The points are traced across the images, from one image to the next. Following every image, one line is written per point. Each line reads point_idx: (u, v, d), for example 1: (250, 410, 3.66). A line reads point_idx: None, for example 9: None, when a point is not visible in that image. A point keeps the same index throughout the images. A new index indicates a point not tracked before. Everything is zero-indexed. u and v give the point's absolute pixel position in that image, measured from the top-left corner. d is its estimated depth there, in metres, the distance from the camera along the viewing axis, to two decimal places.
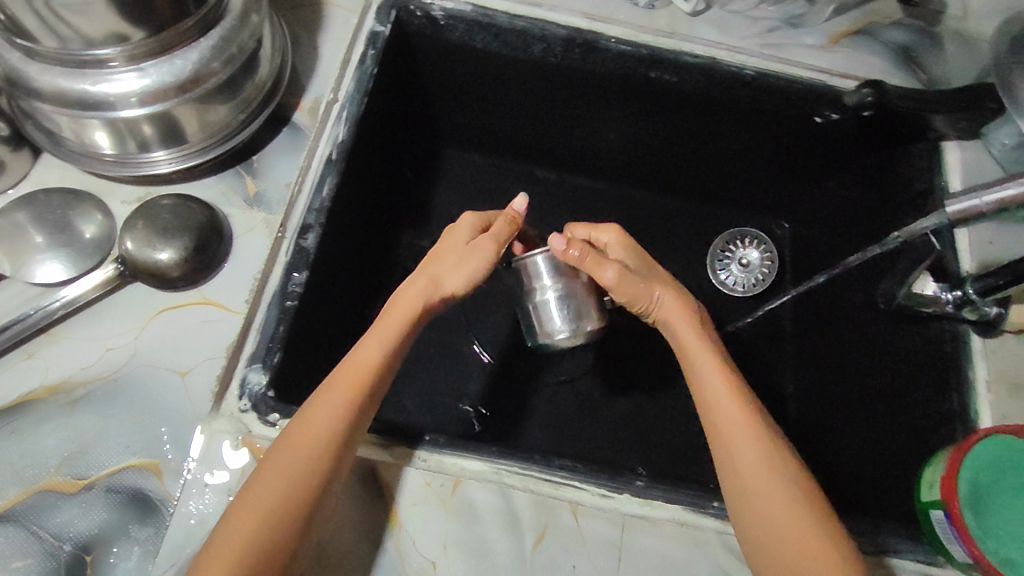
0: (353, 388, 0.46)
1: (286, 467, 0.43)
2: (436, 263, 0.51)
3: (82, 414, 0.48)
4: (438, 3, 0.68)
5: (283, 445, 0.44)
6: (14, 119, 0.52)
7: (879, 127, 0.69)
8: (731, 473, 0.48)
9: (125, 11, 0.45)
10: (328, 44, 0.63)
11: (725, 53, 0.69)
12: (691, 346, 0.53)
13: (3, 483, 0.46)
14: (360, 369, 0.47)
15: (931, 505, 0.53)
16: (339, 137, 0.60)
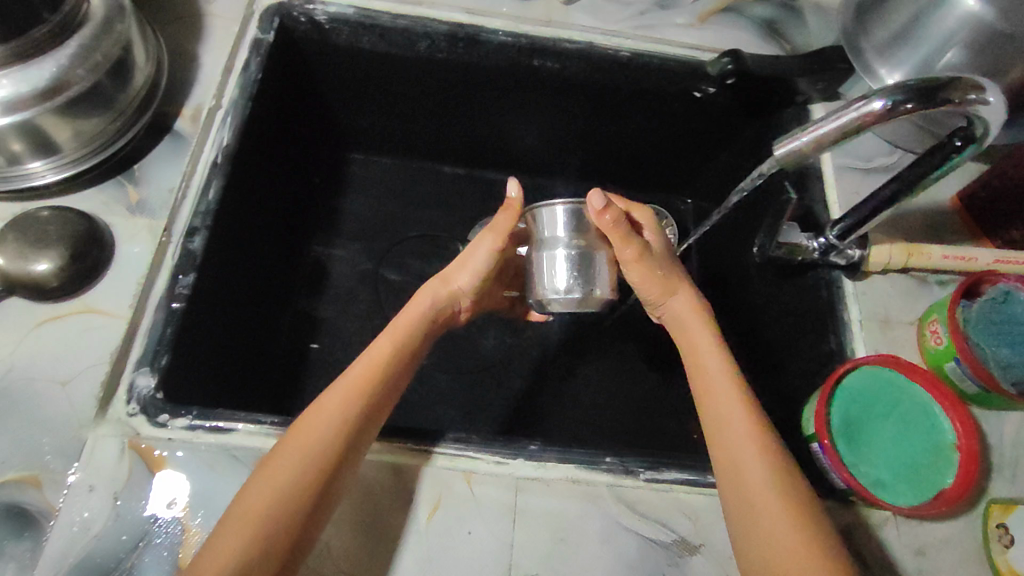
0: (371, 381, 0.50)
1: (306, 441, 0.45)
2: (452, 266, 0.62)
3: None
4: (321, 7, 0.69)
5: (302, 425, 0.46)
6: None
7: (750, 97, 0.73)
8: (715, 414, 0.52)
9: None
10: (209, 50, 0.65)
11: (602, 37, 0.72)
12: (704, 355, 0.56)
13: None
14: (378, 362, 0.52)
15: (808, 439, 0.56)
16: (225, 141, 0.61)
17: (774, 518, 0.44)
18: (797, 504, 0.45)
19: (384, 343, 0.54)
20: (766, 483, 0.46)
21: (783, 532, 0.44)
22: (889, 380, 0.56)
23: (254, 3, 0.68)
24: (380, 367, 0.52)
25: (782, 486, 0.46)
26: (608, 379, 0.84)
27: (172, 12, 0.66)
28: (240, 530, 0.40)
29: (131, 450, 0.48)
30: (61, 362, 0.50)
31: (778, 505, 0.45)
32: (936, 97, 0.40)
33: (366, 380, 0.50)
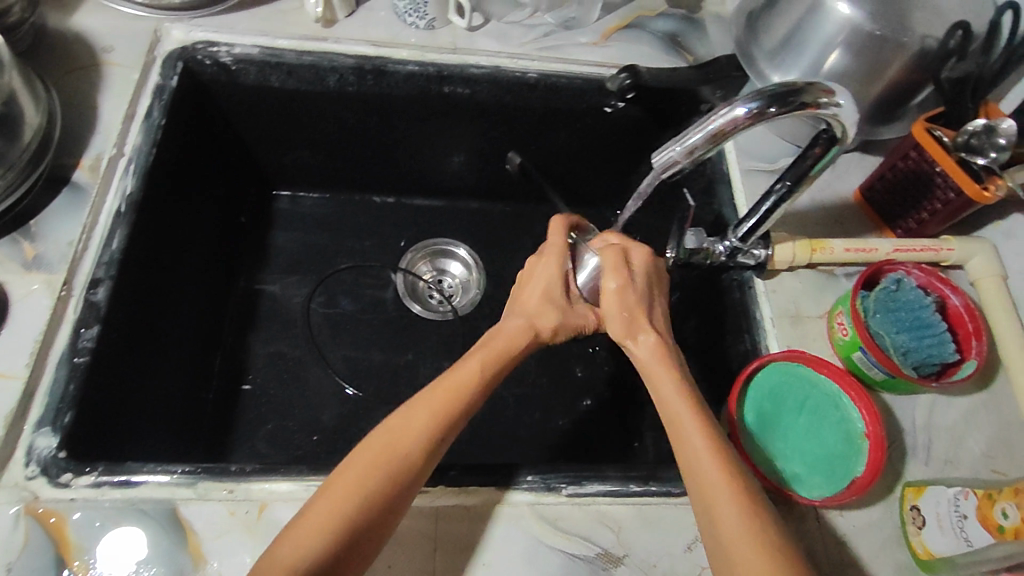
0: (453, 403, 0.48)
1: (385, 450, 0.44)
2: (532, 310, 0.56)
3: None
4: (226, 49, 0.69)
5: (383, 433, 0.45)
6: None
7: (656, 108, 0.75)
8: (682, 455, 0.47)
9: None
10: (108, 99, 0.64)
11: (507, 60, 0.74)
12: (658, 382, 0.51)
13: None
14: (465, 383, 0.49)
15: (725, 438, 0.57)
16: (128, 190, 0.60)
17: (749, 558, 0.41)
18: (771, 539, 0.42)
19: (477, 363, 0.50)
20: (738, 524, 0.42)
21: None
22: (798, 374, 0.57)
23: (156, 50, 0.68)
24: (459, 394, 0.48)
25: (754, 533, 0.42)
26: (572, 401, 0.77)
27: (70, 64, 0.66)
28: (313, 537, 0.41)
29: (28, 515, 0.47)
30: None
31: (751, 546, 0.41)
32: (794, 100, 0.43)
33: (450, 398, 0.48)
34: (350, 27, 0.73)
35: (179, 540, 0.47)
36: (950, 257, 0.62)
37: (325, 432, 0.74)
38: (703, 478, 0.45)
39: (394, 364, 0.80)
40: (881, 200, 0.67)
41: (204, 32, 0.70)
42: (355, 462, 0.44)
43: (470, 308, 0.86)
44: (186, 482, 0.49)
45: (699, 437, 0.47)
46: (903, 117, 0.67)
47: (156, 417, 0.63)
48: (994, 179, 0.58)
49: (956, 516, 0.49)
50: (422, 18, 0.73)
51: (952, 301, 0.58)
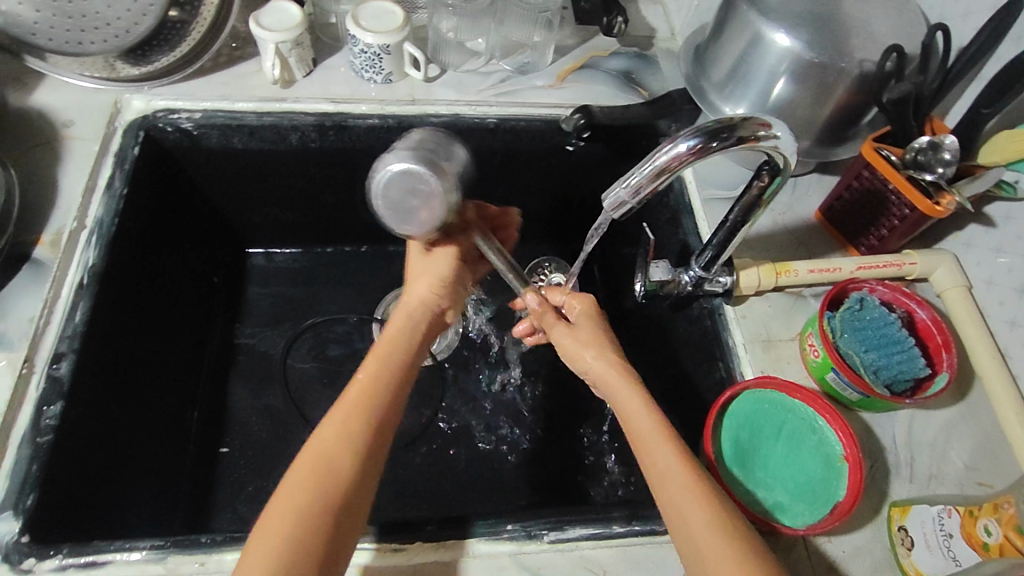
0: (337, 440, 0.45)
1: (313, 479, 0.43)
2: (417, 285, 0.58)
3: None
4: (186, 115, 0.70)
5: (284, 494, 0.43)
6: None
7: (616, 145, 0.76)
8: (676, 506, 0.44)
9: None
10: (69, 173, 0.65)
11: (466, 108, 0.75)
12: (644, 442, 0.47)
13: None
14: (343, 421, 0.46)
15: (730, 463, 0.54)
16: (90, 262, 0.59)
17: (698, 511, 0.43)
18: None
19: (354, 390, 0.48)
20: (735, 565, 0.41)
21: (707, 531, 0.42)
22: (773, 400, 0.56)
23: (117, 121, 0.69)
24: (349, 425, 0.46)
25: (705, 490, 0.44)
26: (555, 441, 0.76)
27: (30, 141, 0.66)
28: None
29: None
30: None
31: None
32: (731, 134, 0.44)
33: (333, 437, 0.45)
34: (311, 86, 0.75)
35: None
36: (914, 270, 0.63)
37: None
38: (653, 456, 0.46)
39: None
40: (840, 219, 0.68)
41: (165, 100, 0.71)
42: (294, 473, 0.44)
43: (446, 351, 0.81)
44: (155, 557, 0.46)
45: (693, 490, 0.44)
46: (853, 139, 0.69)
47: (129, 493, 0.61)
48: (944, 195, 0.59)
49: (943, 535, 0.48)
50: (379, 73, 0.75)
51: (920, 315, 0.58)
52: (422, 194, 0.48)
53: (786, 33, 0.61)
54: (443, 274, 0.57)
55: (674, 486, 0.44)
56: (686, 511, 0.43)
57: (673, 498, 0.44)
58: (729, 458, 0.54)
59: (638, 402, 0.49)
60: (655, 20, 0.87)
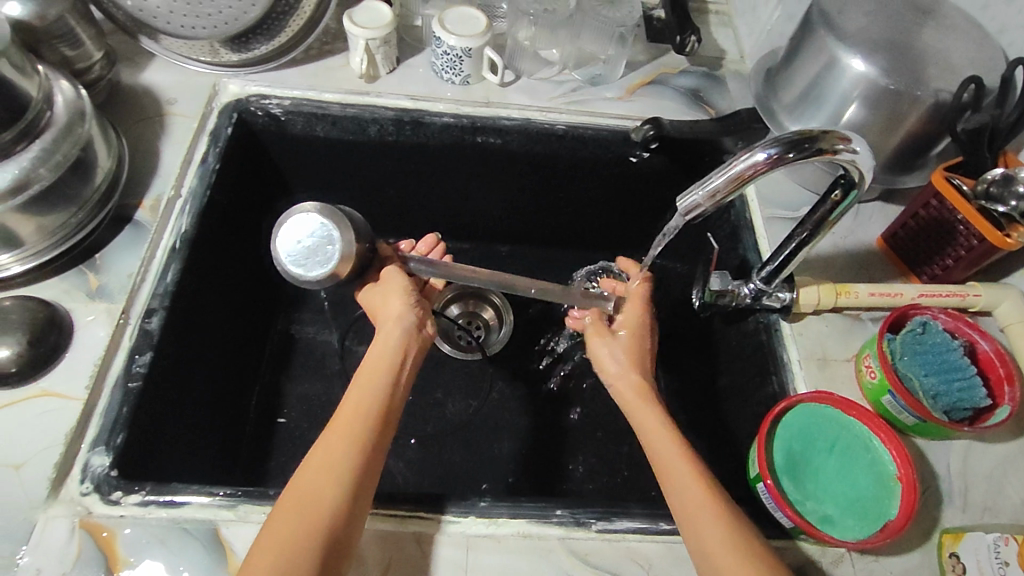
0: (343, 441, 0.49)
1: (324, 472, 0.46)
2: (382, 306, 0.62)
3: None
4: (276, 101, 0.75)
5: (292, 493, 0.46)
6: None
7: (681, 159, 0.78)
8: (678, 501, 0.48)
9: None
10: (169, 146, 0.70)
11: (537, 113, 0.78)
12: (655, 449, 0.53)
13: None
14: (345, 426, 0.50)
15: (781, 472, 0.54)
16: (182, 228, 0.64)
17: (710, 525, 0.46)
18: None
19: (355, 398, 0.52)
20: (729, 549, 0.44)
21: (717, 536, 0.45)
22: (828, 417, 0.56)
23: (214, 102, 0.74)
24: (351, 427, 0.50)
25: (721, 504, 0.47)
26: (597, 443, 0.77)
27: (137, 115, 0.72)
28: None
29: (83, 529, 0.47)
30: (10, 446, 0.50)
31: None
32: (809, 147, 0.46)
33: (338, 438, 0.49)
34: (393, 83, 0.79)
35: (218, 563, 0.47)
36: (978, 302, 0.63)
37: None
38: (671, 471, 0.50)
39: (429, 400, 0.80)
40: (904, 247, 0.69)
41: (258, 87, 0.76)
42: (304, 474, 0.47)
43: (500, 345, 0.85)
44: (227, 503, 0.49)
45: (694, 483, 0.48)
46: (922, 168, 0.69)
47: (200, 450, 0.64)
48: (1017, 227, 0.59)
49: (998, 562, 0.48)
50: (458, 74, 0.78)
51: (982, 346, 0.58)
52: (330, 237, 0.55)
53: (862, 59, 0.62)
54: (402, 284, 0.62)
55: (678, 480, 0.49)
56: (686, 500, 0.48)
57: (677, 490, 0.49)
58: (780, 467, 0.54)
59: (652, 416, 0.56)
60: (725, 42, 0.89)
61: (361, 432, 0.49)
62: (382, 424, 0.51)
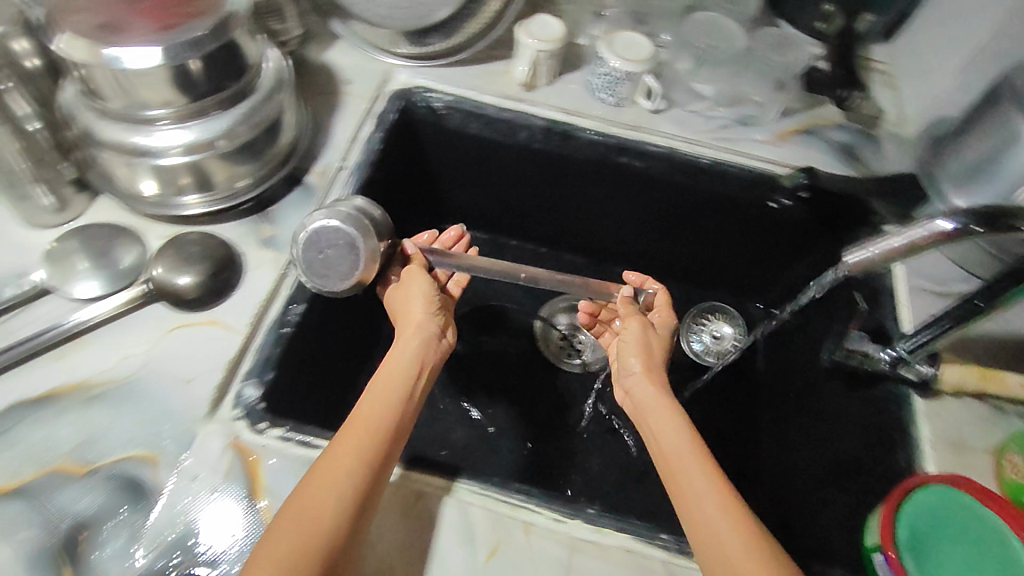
0: (353, 450, 0.47)
1: (331, 479, 0.45)
2: (411, 310, 0.62)
3: (96, 410, 0.53)
4: (439, 96, 0.80)
5: (297, 501, 0.44)
6: (80, 167, 0.63)
7: (826, 210, 0.75)
8: (693, 510, 0.46)
9: (193, 81, 0.57)
10: (341, 120, 0.76)
11: (684, 144, 0.79)
12: (671, 451, 0.51)
13: (20, 464, 0.50)
14: (356, 434, 0.48)
15: (904, 548, 0.52)
16: (345, 198, 0.69)
17: (729, 526, 0.44)
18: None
19: (366, 408, 0.51)
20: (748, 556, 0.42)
21: (742, 552, 0.42)
22: (965, 503, 0.52)
23: (383, 88, 0.80)
24: (364, 435, 0.48)
25: (732, 498, 0.46)
26: None
27: (317, 89, 0.78)
28: None
29: (233, 449, 0.52)
30: (182, 363, 0.56)
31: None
32: (1000, 225, 0.44)
33: (347, 448, 0.47)
34: (548, 93, 0.81)
35: None
36: None
37: (454, 449, 0.77)
38: (686, 486, 0.48)
39: (527, 402, 0.82)
40: None
41: (424, 80, 0.81)
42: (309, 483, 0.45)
43: (602, 362, 0.86)
44: None
45: (708, 484, 0.47)
46: None
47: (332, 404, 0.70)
48: None
49: None
50: (612, 95, 0.80)
51: None
52: (354, 247, 0.57)
53: None
54: (425, 289, 0.63)
55: (691, 483, 0.48)
56: (700, 509, 0.46)
57: (693, 496, 0.47)
58: (904, 544, 0.52)
59: (677, 420, 0.54)
60: (889, 102, 0.86)
61: (372, 443, 0.48)
62: (391, 439, 0.50)
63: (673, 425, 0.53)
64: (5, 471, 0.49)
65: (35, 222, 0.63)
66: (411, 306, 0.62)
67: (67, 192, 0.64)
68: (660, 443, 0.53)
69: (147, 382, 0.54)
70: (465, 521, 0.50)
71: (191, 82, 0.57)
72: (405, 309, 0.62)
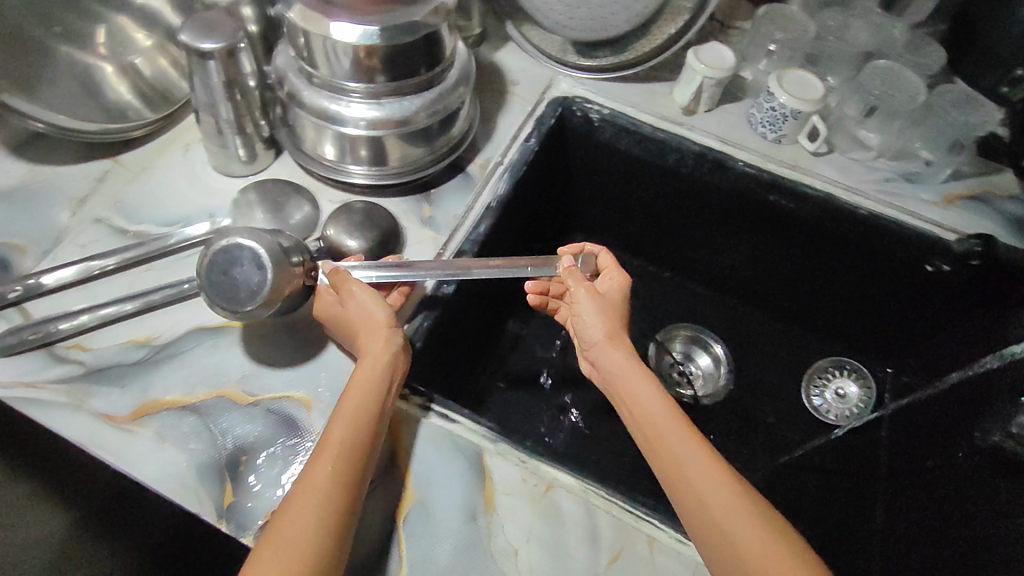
0: (326, 483, 0.44)
1: (309, 510, 0.43)
2: (365, 324, 0.54)
3: (264, 347, 0.57)
4: (598, 107, 0.81)
5: (275, 539, 0.42)
6: (275, 127, 0.69)
7: (996, 279, 0.69)
8: (683, 486, 0.48)
9: (396, 63, 0.61)
10: (505, 119, 0.79)
11: (841, 191, 0.76)
12: (653, 425, 0.52)
13: (195, 382, 0.55)
14: (325, 462, 0.45)
15: None
16: (500, 192, 0.72)
17: (717, 492, 0.46)
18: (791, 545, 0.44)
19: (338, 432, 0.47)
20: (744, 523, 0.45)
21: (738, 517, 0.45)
22: None
23: (546, 93, 0.82)
24: (334, 466, 0.45)
25: (720, 464, 0.48)
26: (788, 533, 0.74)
27: (485, 86, 0.82)
28: None
29: None
30: None
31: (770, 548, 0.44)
32: None
33: (316, 483, 0.44)
34: (707, 121, 0.81)
35: (478, 483, 0.52)
36: None
37: (557, 450, 0.78)
38: (668, 459, 0.49)
39: None
40: None
41: (585, 90, 0.82)
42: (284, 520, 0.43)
43: (709, 393, 0.88)
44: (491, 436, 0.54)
45: (695, 453, 0.49)
46: None
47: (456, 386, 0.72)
48: None
49: None
50: (774, 131, 0.78)
51: None
52: (260, 262, 0.52)
53: None
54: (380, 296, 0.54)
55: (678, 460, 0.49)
56: (689, 485, 0.48)
57: (678, 471, 0.48)
58: None
59: (648, 386, 0.54)
60: None
61: (342, 473, 0.45)
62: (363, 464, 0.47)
63: (647, 391, 0.54)
64: (179, 386, 0.55)
65: (230, 171, 0.70)
66: (369, 315, 0.54)
67: (260, 148, 0.70)
68: (640, 411, 0.53)
69: (310, 332, 0.58)
70: (591, 516, 0.51)
71: (392, 64, 0.61)
72: (361, 321, 0.54)
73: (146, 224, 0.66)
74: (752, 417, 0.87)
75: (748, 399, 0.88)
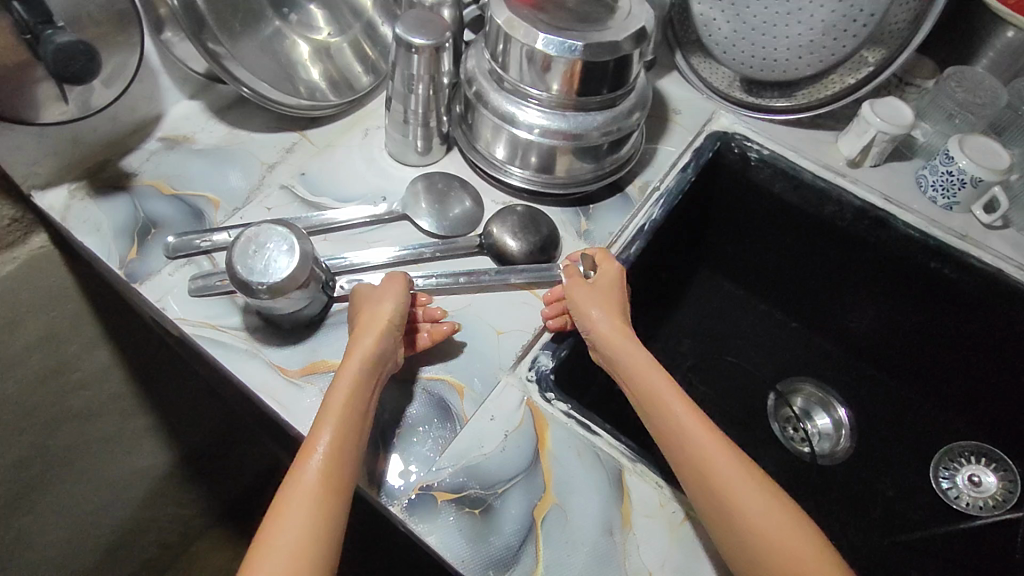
0: (328, 478, 0.45)
1: (313, 505, 0.43)
2: (371, 317, 0.54)
3: None
4: (758, 147, 0.80)
5: (278, 536, 0.42)
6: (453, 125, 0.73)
7: None
8: (691, 463, 0.48)
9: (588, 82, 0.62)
10: (665, 145, 0.79)
11: (1014, 269, 0.72)
12: (658, 399, 0.51)
13: None
14: (324, 457, 0.45)
15: None
16: (654, 216, 0.73)
17: (727, 467, 0.47)
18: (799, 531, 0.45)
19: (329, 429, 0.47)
20: (754, 502, 0.45)
21: (750, 493, 0.46)
22: None
23: (707, 125, 0.82)
24: (333, 460, 0.45)
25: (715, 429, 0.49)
26: None
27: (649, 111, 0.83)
28: None
29: (527, 408, 0.56)
30: (497, 316, 0.62)
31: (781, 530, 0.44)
32: None
33: (317, 479, 0.44)
34: (872, 175, 0.79)
35: (615, 500, 0.52)
36: None
37: None
38: (676, 432, 0.49)
39: None
40: None
41: (746, 128, 0.82)
42: (287, 517, 0.42)
43: (831, 457, 0.86)
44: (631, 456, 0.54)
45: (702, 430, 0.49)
46: None
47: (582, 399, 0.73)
48: None
49: None
50: (946, 196, 0.75)
51: None
52: (290, 247, 0.55)
53: None
54: (396, 292, 0.56)
55: (687, 436, 0.49)
56: (699, 461, 0.47)
57: (690, 448, 0.48)
58: None
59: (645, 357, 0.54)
60: None
61: (341, 469, 0.45)
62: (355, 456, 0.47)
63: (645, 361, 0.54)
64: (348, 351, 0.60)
65: (406, 159, 0.74)
66: (378, 309, 0.54)
67: (435, 142, 0.73)
68: (641, 382, 0.53)
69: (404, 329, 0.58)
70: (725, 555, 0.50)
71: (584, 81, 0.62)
72: (369, 315, 0.54)
73: (328, 198, 0.71)
74: (871, 488, 0.83)
75: (868, 468, 0.84)
